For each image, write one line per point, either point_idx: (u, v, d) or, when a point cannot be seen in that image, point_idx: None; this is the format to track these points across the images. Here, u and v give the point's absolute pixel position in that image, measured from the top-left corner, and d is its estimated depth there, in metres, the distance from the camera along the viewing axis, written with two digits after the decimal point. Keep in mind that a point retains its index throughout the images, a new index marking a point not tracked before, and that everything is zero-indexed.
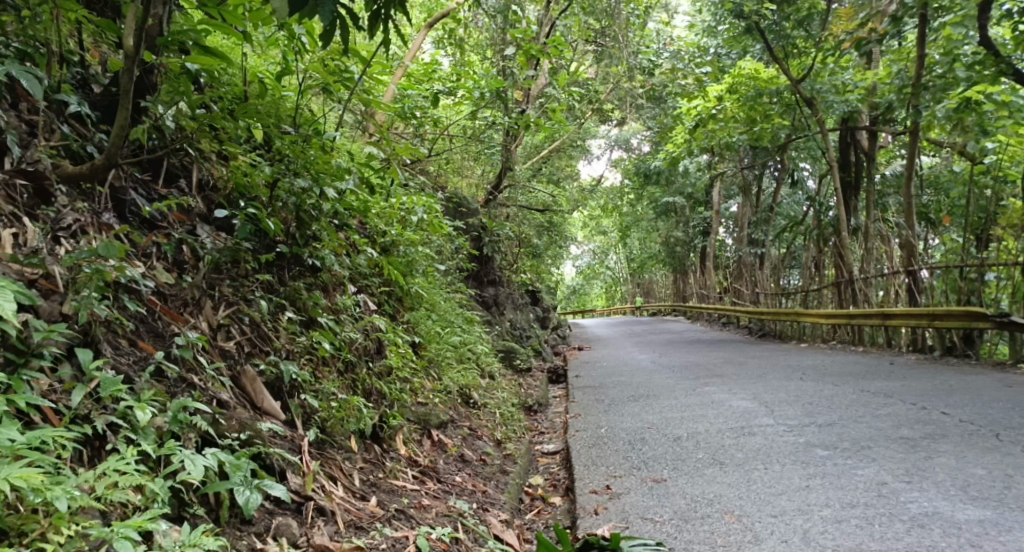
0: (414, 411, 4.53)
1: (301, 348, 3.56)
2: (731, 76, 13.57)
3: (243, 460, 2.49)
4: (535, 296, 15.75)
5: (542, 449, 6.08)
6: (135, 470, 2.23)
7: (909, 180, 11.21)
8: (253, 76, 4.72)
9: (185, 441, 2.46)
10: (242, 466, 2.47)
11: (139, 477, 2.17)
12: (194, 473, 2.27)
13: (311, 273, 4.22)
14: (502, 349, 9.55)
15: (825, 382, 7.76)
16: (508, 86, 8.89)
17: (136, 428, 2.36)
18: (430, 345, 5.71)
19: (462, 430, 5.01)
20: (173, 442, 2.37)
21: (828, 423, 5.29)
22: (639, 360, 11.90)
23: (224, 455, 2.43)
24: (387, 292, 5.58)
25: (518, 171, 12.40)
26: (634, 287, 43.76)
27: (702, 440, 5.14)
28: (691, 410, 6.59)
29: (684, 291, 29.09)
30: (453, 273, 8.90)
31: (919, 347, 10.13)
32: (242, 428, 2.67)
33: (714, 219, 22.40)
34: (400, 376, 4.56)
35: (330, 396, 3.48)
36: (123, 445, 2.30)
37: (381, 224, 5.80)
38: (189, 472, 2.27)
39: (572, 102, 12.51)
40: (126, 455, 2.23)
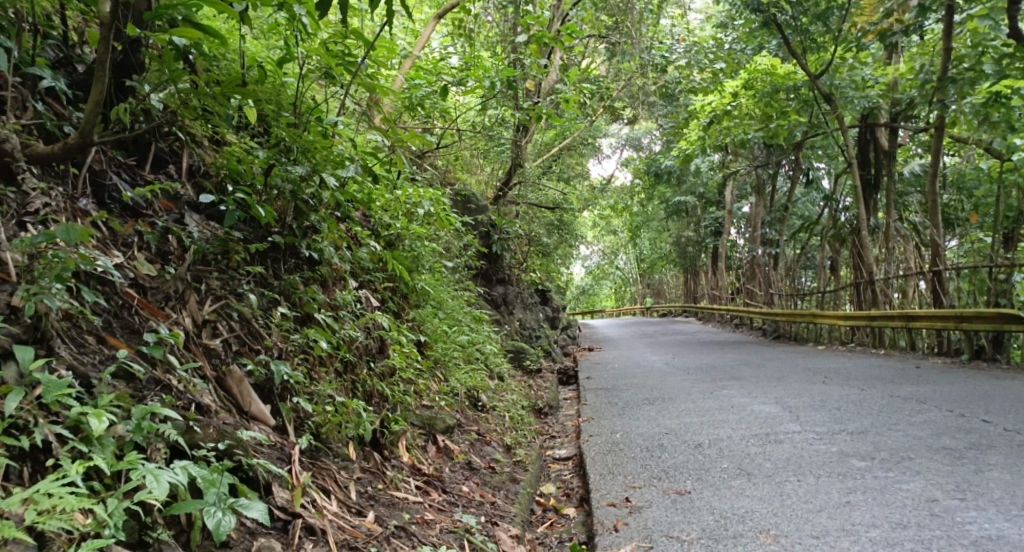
0: (419, 415, 4.24)
1: (296, 347, 3.28)
2: (746, 71, 13.18)
3: (218, 473, 2.20)
4: (545, 296, 15.45)
5: (553, 455, 5.78)
6: (81, 491, 1.95)
7: (933, 179, 10.85)
8: (251, 61, 4.43)
9: (150, 452, 2.17)
10: (217, 480, 2.17)
11: (84, 500, 1.89)
12: (156, 493, 1.98)
13: (308, 265, 3.93)
14: (511, 349, 9.26)
15: (850, 386, 7.44)
16: (519, 79, 8.61)
17: (90, 440, 2.08)
18: (437, 345, 5.42)
19: (470, 435, 4.72)
20: (134, 454, 2.09)
21: (860, 431, 5.01)
22: (652, 361, 11.60)
23: (196, 469, 2.13)
24: (392, 288, 5.30)
25: (529, 168, 12.11)
26: (643, 287, 43.36)
27: (726, 448, 4.85)
28: (710, 415, 6.29)
29: (695, 292, 28.76)
30: (461, 271, 8.62)
31: (944, 350, 9.78)
32: (220, 436, 2.38)
33: (727, 218, 22.05)
34: (404, 377, 4.28)
35: (326, 399, 3.19)
36: (69, 460, 2.02)
37: (386, 217, 5.52)
38: (148, 491, 1.99)
39: (584, 98, 12.23)
40: (69, 472, 1.94)
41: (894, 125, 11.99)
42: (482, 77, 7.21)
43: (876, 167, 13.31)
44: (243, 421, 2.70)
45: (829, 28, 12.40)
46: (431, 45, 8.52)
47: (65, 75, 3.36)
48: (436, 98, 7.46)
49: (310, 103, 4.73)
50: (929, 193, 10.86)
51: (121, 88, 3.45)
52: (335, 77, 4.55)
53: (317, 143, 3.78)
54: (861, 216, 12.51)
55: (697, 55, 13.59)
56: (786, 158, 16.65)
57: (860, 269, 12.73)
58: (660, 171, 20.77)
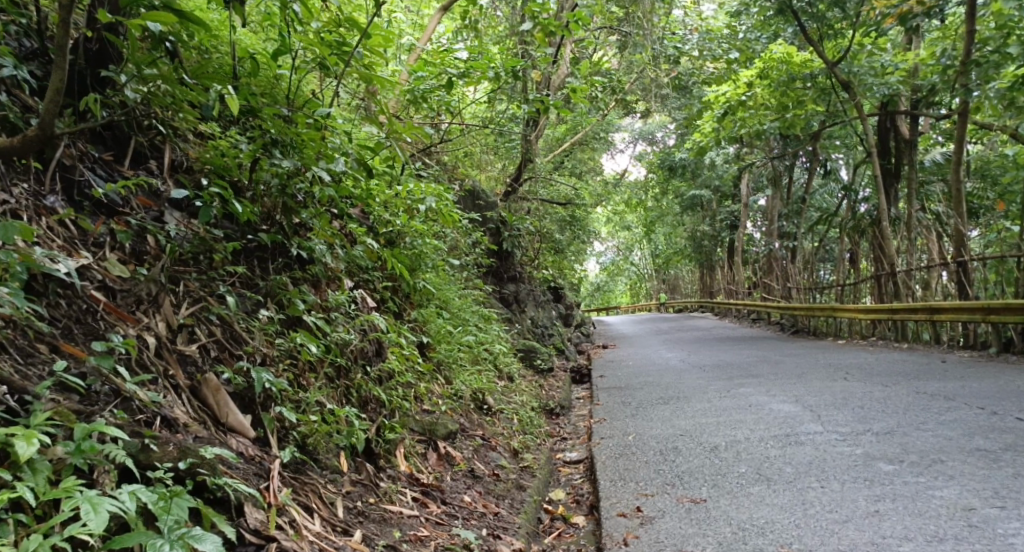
0: (419, 420, 4.04)
1: (282, 353, 3.07)
2: (761, 61, 12.85)
3: (173, 501, 2.00)
4: (558, 293, 15.20)
5: (564, 458, 5.55)
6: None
7: (957, 167, 10.48)
8: (242, 53, 4.23)
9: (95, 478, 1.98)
10: (172, 509, 1.97)
11: None
12: (91, 527, 1.78)
13: (298, 265, 3.73)
14: (521, 348, 9.03)
15: (873, 383, 7.15)
16: (527, 70, 8.36)
17: (22, 464, 1.89)
18: (440, 346, 5.21)
19: (474, 441, 4.50)
20: (72, 481, 1.90)
21: (886, 431, 4.75)
22: (667, 359, 11.33)
23: (146, 499, 1.94)
24: (392, 287, 5.09)
25: (540, 163, 11.88)
26: (659, 282, 42.93)
27: (744, 451, 4.61)
28: (728, 415, 6.04)
29: (711, 287, 28.42)
30: (470, 269, 8.41)
31: (970, 343, 9.44)
32: (182, 455, 2.18)
33: (743, 211, 21.68)
34: (403, 381, 4.07)
35: (313, 408, 2.98)
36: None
37: (386, 213, 5.30)
38: (84, 525, 1.79)
39: (595, 91, 11.98)
40: None
41: (915, 112, 11.63)
42: (488, 68, 6.97)
43: (897, 155, 12.93)
44: (217, 436, 2.49)
45: (846, 14, 12.05)
46: (436, 38, 8.30)
47: (39, 67, 3.20)
48: (440, 91, 7.24)
49: (303, 94, 4.51)
50: (953, 182, 10.51)
51: (98, 81, 3.30)
52: (329, 67, 4.32)
53: (305, 133, 3.57)
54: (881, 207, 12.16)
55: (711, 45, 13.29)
56: (802, 149, 16.30)
57: (880, 261, 12.39)
58: (673, 165, 20.48)
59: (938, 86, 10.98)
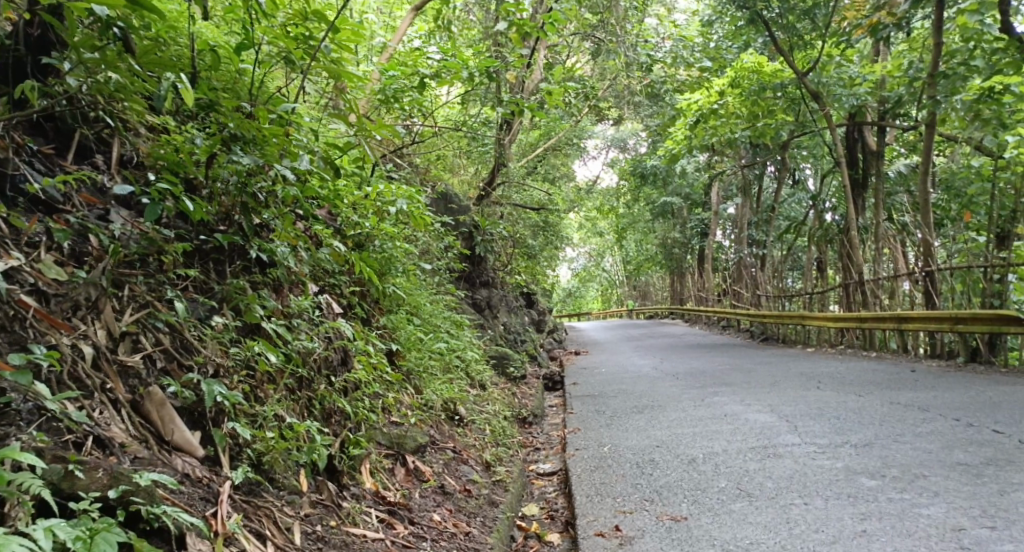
0: (386, 433, 3.84)
1: (238, 363, 2.86)
2: (733, 69, 12.85)
3: (103, 537, 1.79)
4: (530, 299, 15.04)
5: (537, 470, 5.37)
6: None
7: (926, 178, 10.55)
8: (202, 45, 4.01)
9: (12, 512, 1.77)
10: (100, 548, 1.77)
11: None
12: None
13: (259, 268, 3.51)
14: (494, 355, 8.84)
15: (847, 392, 7.09)
16: (499, 72, 8.20)
17: None
18: (410, 354, 5.00)
19: (445, 454, 4.30)
20: None
21: (865, 443, 4.65)
22: (640, 366, 11.23)
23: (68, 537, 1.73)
24: (360, 292, 4.87)
25: (512, 167, 11.73)
26: (630, 289, 43.00)
27: (722, 464, 4.48)
28: (704, 425, 5.91)
29: (681, 294, 28.51)
30: (441, 274, 8.20)
31: (938, 353, 9.47)
32: (116, 482, 1.97)
33: (713, 219, 21.74)
34: (370, 391, 3.87)
35: (270, 423, 2.77)
36: None
37: (353, 215, 5.09)
38: None
39: (568, 96, 11.86)
40: None
41: (883, 123, 11.71)
42: (459, 69, 6.79)
43: (865, 165, 13.00)
44: (161, 456, 2.28)
45: (816, 24, 12.09)
46: (406, 38, 8.11)
47: None
48: (411, 91, 7.05)
49: (267, 90, 4.30)
50: (921, 192, 10.58)
51: (40, 69, 3.07)
52: (294, 62, 4.12)
53: (265, 129, 3.36)
54: (852, 216, 12.21)
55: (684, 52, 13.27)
56: (773, 158, 16.39)
57: (850, 270, 12.44)
58: (645, 172, 20.48)
59: (906, 98, 11.06)
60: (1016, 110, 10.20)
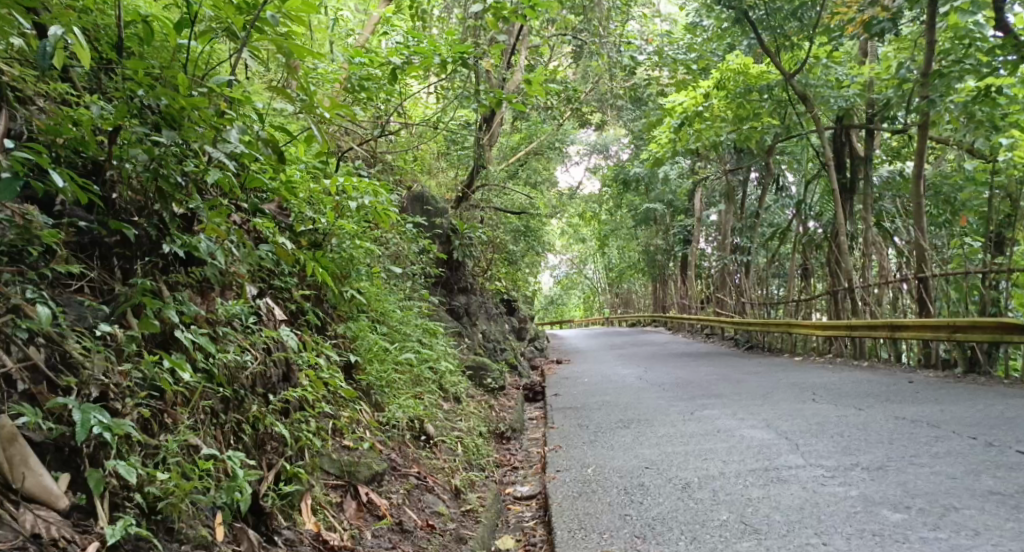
0: (335, 460, 3.29)
1: (138, 383, 2.33)
2: (718, 71, 12.41)
3: None
4: (511, 306, 14.51)
5: (515, 493, 4.86)
6: None
7: (919, 181, 10.16)
8: (129, 12, 3.44)
9: None
10: None
11: None
12: None
13: (181, 265, 2.96)
14: (470, 366, 8.30)
15: (845, 406, 6.62)
16: (475, 62, 7.67)
17: None
18: (370, 366, 4.45)
19: (407, 481, 3.75)
20: None
21: (878, 466, 4.18)
22: (624, 376, 10.73)
23: None
24: (314, 296, 4.33)
25: (492, 170, 11.22)
26: (612, 296, 42.43)
27: (721, 490, 4.01)
28: (696, 443, 5.42)
29: (663, 301, 28.11)
30: (415, 279, 7.65)
31: (932, 362, 9.06)
32: None
33: (696, 226, 21.34)
34: (316, 409, 3.34)
35: (172, 458, 2.24)
36: None
37: (307, 209, 4.55)
38: None
39: (549, 97, 11.38)
40: None
41: (872, 125, 11.36)
42: (430, 56, 6.26)
43: (852, 170, 12.49)
44: (4, 507, 1.81)
45: (804, 25, 11.72)
46: (377, 28, 7.58)
47: None
48: (380, 81, 6.53)
49: (205, 64, 3.78)
50: (914, 196, 10.17)
51: None
52: (232, 31, 3.58)
53: (183, 98, 2.82)
54: (841, 219, 11.81)
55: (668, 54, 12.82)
56: (758, 162, 16.03)
57: (838, 277, 12.04)
58: (628, 178, 20.09)
59: (895, 100, 10.74)
60: (1009, 113, 9.83)
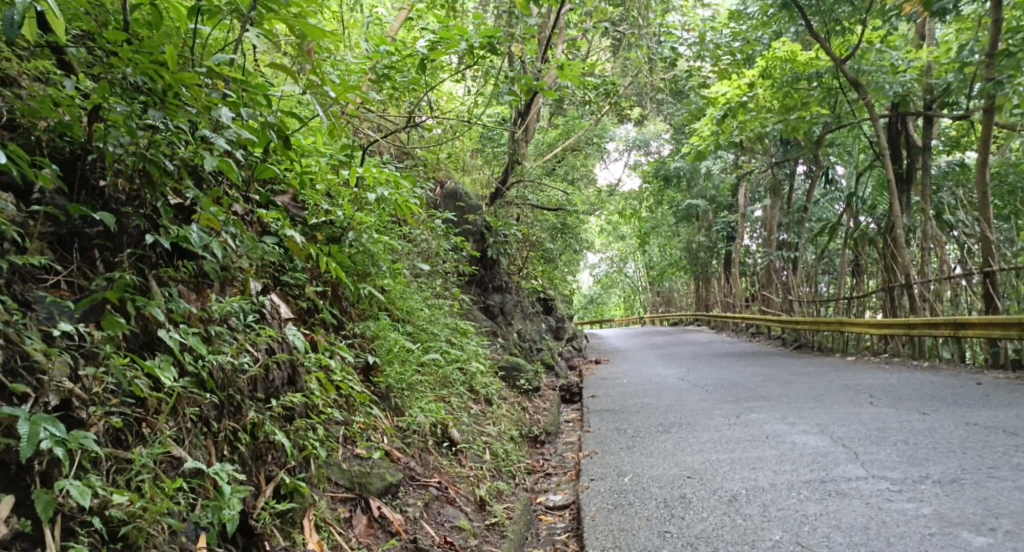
0: (344, 471, 3.03)
1: (111, 389, 2.12)
2: (763, 59, 11.85)
3: None
4: (548, 306, 14.17)
5: (546, 503, 4.54)
6: None
7: (982, 170, 9.50)
8: None
9: None
10: None
11: None
12: None
13: (174, 259, 2.72)
14: (504, 366, 8.00)
15: (906, 410, 6.16)
16: (507, 48, 7.33)
17: None
18: (389, 368, 4.18)
19: (426, 493, 3.47)
20: None
21: (952, 479, 3.83)
22: (665, 376, 10.31)
23: None
24: (328, 293, 4.08)
25: (528, 165, 10.87)
26: (653, 295, 41.70)
27: (772, 505, 3.69)
28: (743, 450, 5.05)
29: (706, 300, 27.43)
30: (446, 277, 7.35)
31: (1000, 363, 8.47)
32: None
33: (740, 222, 20.70)
34: (324, 415, 3.08)
35: (142, 477, 2.02)
36: None
37: (323, 202, 4.28)
38: None
39: (587, 90, 10.97)
40: None
41: (929, 112, 10.74)
42: (458, 41, 5.95)
43: (907, 160, 11.83)
44: None
45: (856, 8, 11.11)
46: (407, 18, 7.30)
47: None
48: (407, 71, 6.26)
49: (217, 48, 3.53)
50: (978, 186, 9.52)
51: None
52: (240, 11, 3.27)
53: (170, 74, 2.54)
54: (896, 212, 11.20)
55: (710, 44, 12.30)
56: (805, 155, 15.40)
57: (891, 272, 11.42)
58: (668, 174, 19.58)
59: (956, 85, 10.10)
60: None
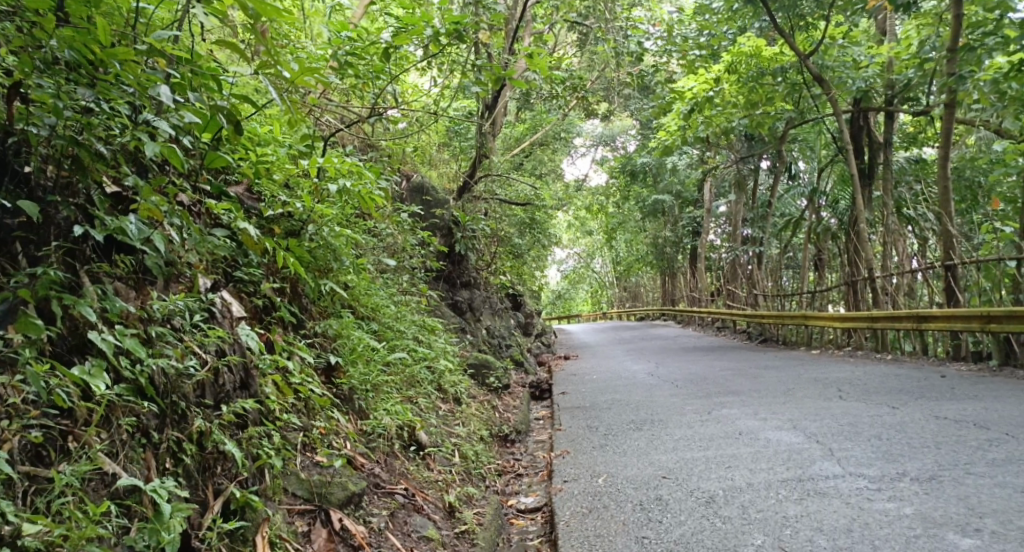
0: (302, 481, 2.81)
1: (30, 400, 1.94)
2: (729, 54, 11.80)
3: None
4: (516, 301, 14.00)
5: (517, 506, 4.37)
6: None
7: (943, 164, 9.54)
8: None
9: None
10: None
11: None
12: None
13: (110, 253, 2.50)
14: (472, 364, 7.81)
15: (877, 404, 6.11)
16: (471, 36, 7.09)
17: None
18: (352, 368, 3.96)
19: (391, 501, 3.27)
20: None
21: (931, 476, 3.74)
22: (635, 372, 10.21)
23: None
24: (287, 289, 3.85)
25: (495, 159, 10.67)
26: (619, 290, 41.80)
27: (751, 506, 3.56)
28: (718, 447, 4.94)
29: (673, 295, 27.53)
30: (413, 272, 7.13)
31: (961, 355, 8.51)
32: None
33: (706, 217, 20.75)
34: (281, 421, 2.86)
35: (60, 501, 1.83)
36: None
37: (281, 193, 4.05)
38: None
39: (553, 83, 10.78)
40: None
41: (891, 107, 10.78)
42: (420, 27, 5.72)
43: (871, 154, 11.89)
44: None
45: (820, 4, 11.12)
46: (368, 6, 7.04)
47: None
48: (368, 59, 6.01)
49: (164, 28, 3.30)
50: (940, 179, 9.58)
51: None
52: None
53: (103, 49, 2.31)
54: (860, 206, 11.24)
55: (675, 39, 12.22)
56: (770, 150, 15.44)
57: (854, 266, 11.47)
58: (635, 169, 19.54)
59: (917, 81, 10.15)
60: None
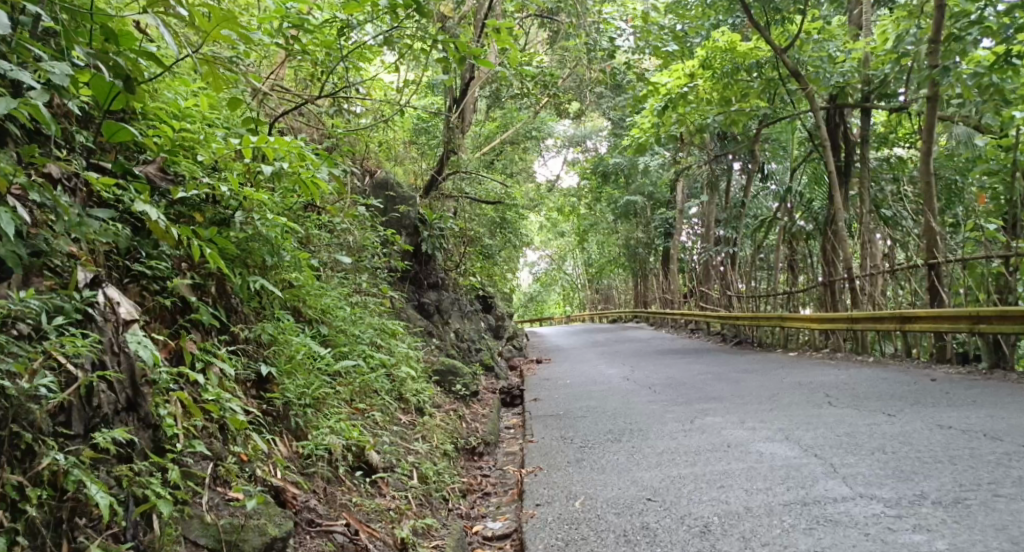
0: (206, 525, 2.25)
1: None
2: (704, 48, 11.30)
3: None
4: (487, 303, 13.42)
5: (483, 533, 3.84)
6: None
7: (923, 158, 9.09)
8: None
9: None
10: None
11: None
12: None
13: None
14: (438, 370, 7.25)
15: (872, 412, 5.66)
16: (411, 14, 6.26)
17: None
18: (289, 380, 3.39)
19: (327, 543, 2.71)
20: None
21: (955, 500, 3.27)
22: (610, 376, 9.72)
23: None
24: (207, 287, 3.28)
25: (465, 156, 10.07)
26: (591, 293, 41.35)
27: (754, 538, 3.05)
28: (706, 462, 4.42)
29: (644, 297, 27.11)
30: (372, 272, 6.52)
31: (946, 357, 8.13)
32: None
33: (680, 219, 20.37)
34: (180, 450, 2.32)
35: None
36: None
37: (203, 172, 3.45)
38: None
39: (524, 79, 10.20)
40: None
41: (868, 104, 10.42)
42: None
43: (846, 152, 11.52)
44: None
45: None
46: None
47: None
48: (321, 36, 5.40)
49: None
50: (921, 174, 9.16)
51: None
52: None
53: None
54: (838, 205, 10.88)
55: (647, 34, 11.69)
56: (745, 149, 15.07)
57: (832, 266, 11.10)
58: (607, 170, 19.05)
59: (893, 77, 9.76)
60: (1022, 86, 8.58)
